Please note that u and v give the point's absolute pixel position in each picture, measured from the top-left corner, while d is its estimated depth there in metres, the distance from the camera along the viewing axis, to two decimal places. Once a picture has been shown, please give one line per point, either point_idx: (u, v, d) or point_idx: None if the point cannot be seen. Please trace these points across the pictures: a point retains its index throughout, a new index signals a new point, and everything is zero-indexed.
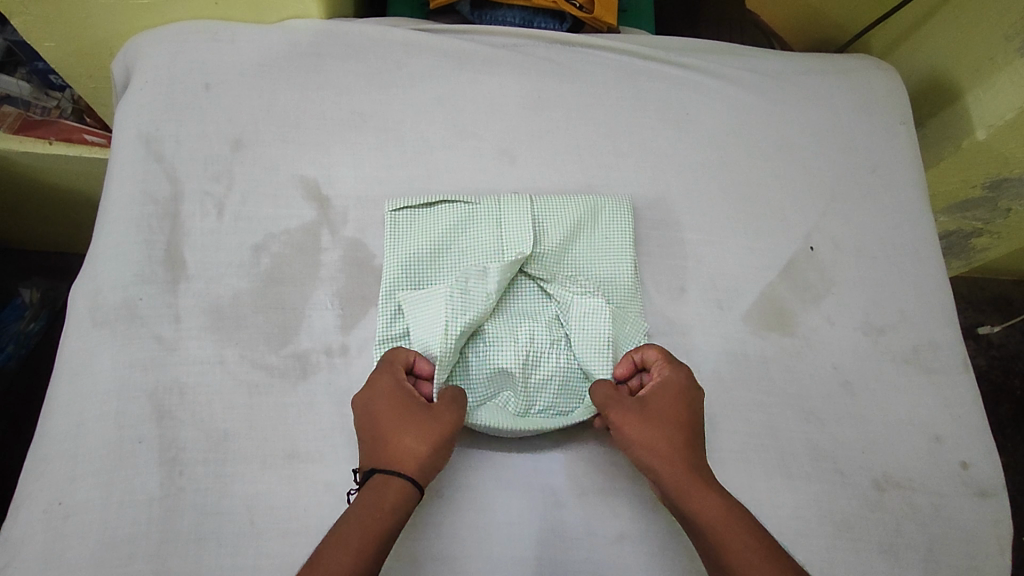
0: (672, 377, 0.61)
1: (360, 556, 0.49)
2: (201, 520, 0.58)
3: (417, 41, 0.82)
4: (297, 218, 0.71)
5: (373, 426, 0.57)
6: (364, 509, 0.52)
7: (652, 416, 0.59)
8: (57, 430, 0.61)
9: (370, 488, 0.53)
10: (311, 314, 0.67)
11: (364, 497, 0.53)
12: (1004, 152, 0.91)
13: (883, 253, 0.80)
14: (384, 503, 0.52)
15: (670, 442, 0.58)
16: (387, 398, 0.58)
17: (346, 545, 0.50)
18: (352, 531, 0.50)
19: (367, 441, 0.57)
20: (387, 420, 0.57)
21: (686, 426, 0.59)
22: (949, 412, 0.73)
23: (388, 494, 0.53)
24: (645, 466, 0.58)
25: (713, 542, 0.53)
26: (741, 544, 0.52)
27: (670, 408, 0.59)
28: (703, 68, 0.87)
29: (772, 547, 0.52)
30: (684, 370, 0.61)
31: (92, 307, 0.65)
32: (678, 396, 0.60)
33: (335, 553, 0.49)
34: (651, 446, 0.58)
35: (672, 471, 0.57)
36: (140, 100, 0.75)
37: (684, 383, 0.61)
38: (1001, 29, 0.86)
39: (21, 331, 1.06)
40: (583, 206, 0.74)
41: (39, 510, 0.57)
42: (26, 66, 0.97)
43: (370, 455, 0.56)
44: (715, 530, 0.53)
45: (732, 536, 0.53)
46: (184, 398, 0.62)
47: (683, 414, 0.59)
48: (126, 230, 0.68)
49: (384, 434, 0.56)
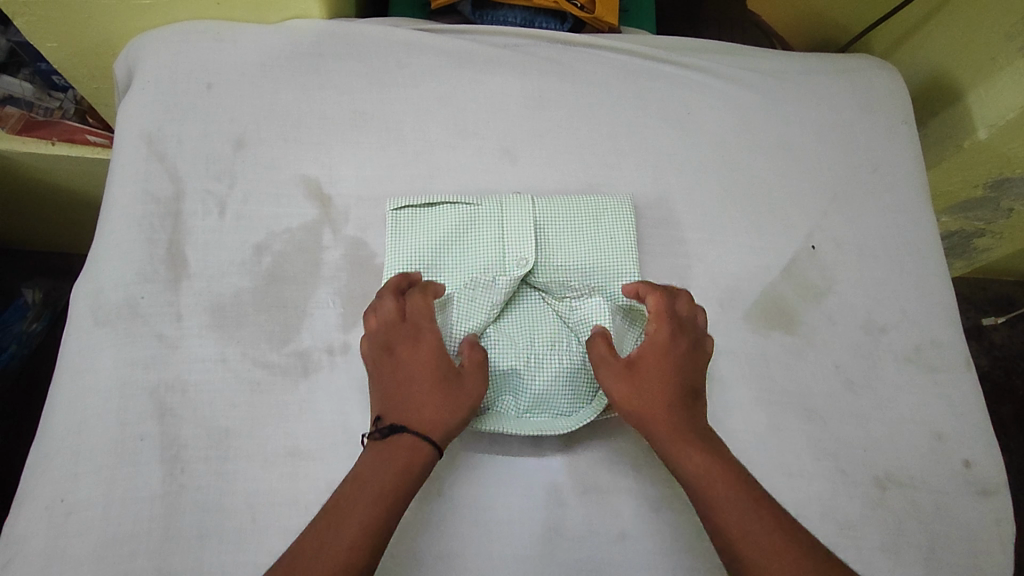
0: (658, 336, 0.61)
1: (380, 516, 0.52)
2: (201, 518, 0.58)
3: (418, 41, 0.82)
4: (299, 216, 0.71)
5: (405, 380, 0.58)
6: (389, 470, 0.53)
7: (640, 375, 0.59)
8: (57, 428, 0.61)
9: (394, 447, 0.54)
10: (313, 313, 0.67)
11: (389, 457, 0.54)
12: (1006, 151, 0.91)
13: (884, 251, 0.80)
14: (408, 468, 0.54)
15: (659, 400, 0.58)
16: (425, 356, 0.59)
17: (368, 505, 0.52)
18: (376, 492, 0.52)
19: (395, 393, 0.58)
20: (422, 379, 0.58)
21: (675, 382, 0.59)
22: (951, 410, 0.73)
23: (414, 458, 0.54)
24: (635, 423, 0.58)
25: (704, 498, 0.54)
26: (726, 496, 0.53)
27: (657, 367, 0.59)
28: (704, 68, 0.87)
29: (759, 502, 0.53)
30: (671, 326, 0.61)
31: (94, 305, 0.65)
32: (665, 353, 0.60)
33: (358, 511, 0.51)
34: (641, 404, 0.58)
35: (662, 427, 0.57)
36: (142, 99, 0.75)
37: (671, 339, 0.61)
38: (1003, 29, 0.87)
39: (23, 331, 1.07)
40: (586, 205, 0.74)
41: (40, 507, 0.57)
42: (29, 67, 0.97)
43: (395, 407, 0.57)
44: (701, 484, 0.54)
45: (717, 489, 0.54)
46: (186, 396, 0.62)
47: (671, 372, 0.59)
48: (128, 228, 0.68)
49: (416, 393, 0.57)
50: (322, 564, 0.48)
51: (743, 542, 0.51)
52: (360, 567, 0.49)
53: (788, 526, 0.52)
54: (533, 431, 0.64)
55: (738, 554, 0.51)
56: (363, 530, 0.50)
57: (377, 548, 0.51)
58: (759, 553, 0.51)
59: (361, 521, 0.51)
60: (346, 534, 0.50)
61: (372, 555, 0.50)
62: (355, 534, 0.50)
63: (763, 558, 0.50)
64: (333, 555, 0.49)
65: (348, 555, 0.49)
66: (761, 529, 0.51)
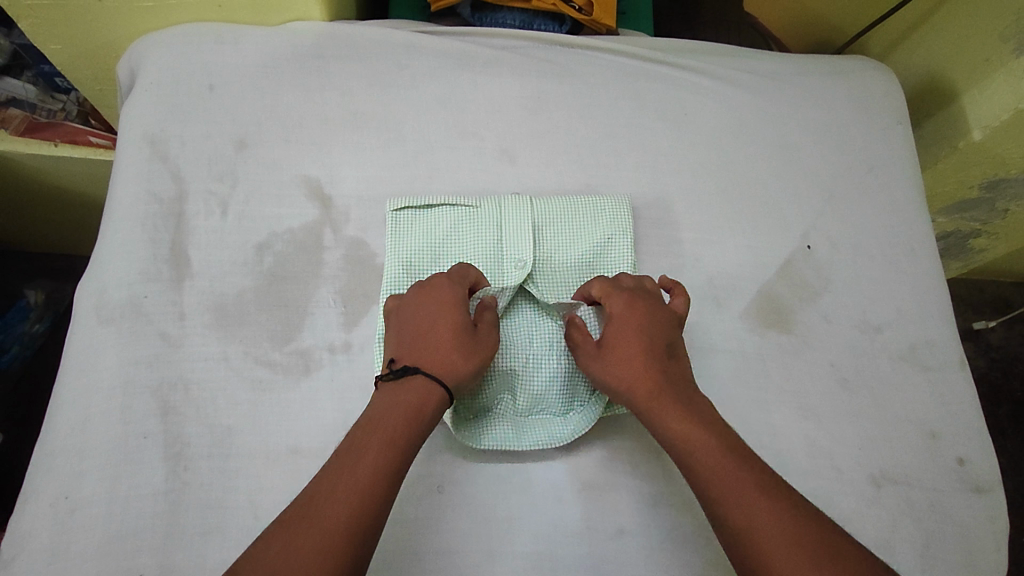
0: (621, 306, 0.62)
1: (393, 461, 0.51)
2: (204, 515, 0.59)
3: (417, 43, 0.83)
4: (300, 216, 0.72)
5: (423, 327, 0.59)
6: (402, 413, 0.54)
7: (609, 351, 0.60)
8: (62, 426, 0.61)
9: (408, 389, 0.55)
10: (314, 312, 0.68)
11: (402, 400, 0.55)
12: (1001, 152, 0.92)
13: (879, 252, 0.81)
14: (421, 412, 0.54)
15: (633, 371, 0.59)
16: (445, 308, 0.61)
17: (381, 450, 0.51)
18: (389, 437, 0.52)
19: (412, 339, 0.59)
20: (439, 328, 0.59)
21: (644, 350, 0.60)
22: (946, 408, 0.74)
23: (427, 401, 0.55)
24: (617, 389, 0.59)
25: (691, 454, 0.54)
26: (709, 456, 0.53)
27: (623, 339, 0.60)
28: (701, 70, 0.88)
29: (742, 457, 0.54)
30: (624, 298, 0.63)
31: (98, 305, 0.66)
32: (628, 324, 0.61)
33: (369, 455, 0.51)
34: (621, 369, 0.59)
35: (643, 389, 0.58)
36: (144, 101, 0.76)
37: (628, 310, 0.62)
38: (997, 31, 0.88)
39: (25, 332, 1.09)
40: (584, 207, 0.75)
41: (46, 504, 0.58)
42: (32, 69, 0.96)
43: (411, 351, 0.58)
44: (684, 448, 0.55)
45: (700, 448, 0.54)
46: (189, 394, 0.63)
47: (639, 340, 0.60)
48: (131, 228, 0.69)
49: (433, 340, 0.59)
50: (335, 506, 0.47)
51: (731, 500, 0.51)
52: (373, 510, 0.48)
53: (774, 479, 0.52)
54: (534, 445, 0.64)
55: (729, 513, 0.51)
56: (376, 474, 0.50)
57: (394, 486, 0.50)
58: (749, 509, 0.50)
59: (375, 464, 0.50)
60: (360, 476, 0.49)
61: (385, 500, 0.49)
62: (369, 477, 0.49)
63: (754, 513, 0.50)
64: (346, 498, 0.48)
65: (362, 498, 0.48)
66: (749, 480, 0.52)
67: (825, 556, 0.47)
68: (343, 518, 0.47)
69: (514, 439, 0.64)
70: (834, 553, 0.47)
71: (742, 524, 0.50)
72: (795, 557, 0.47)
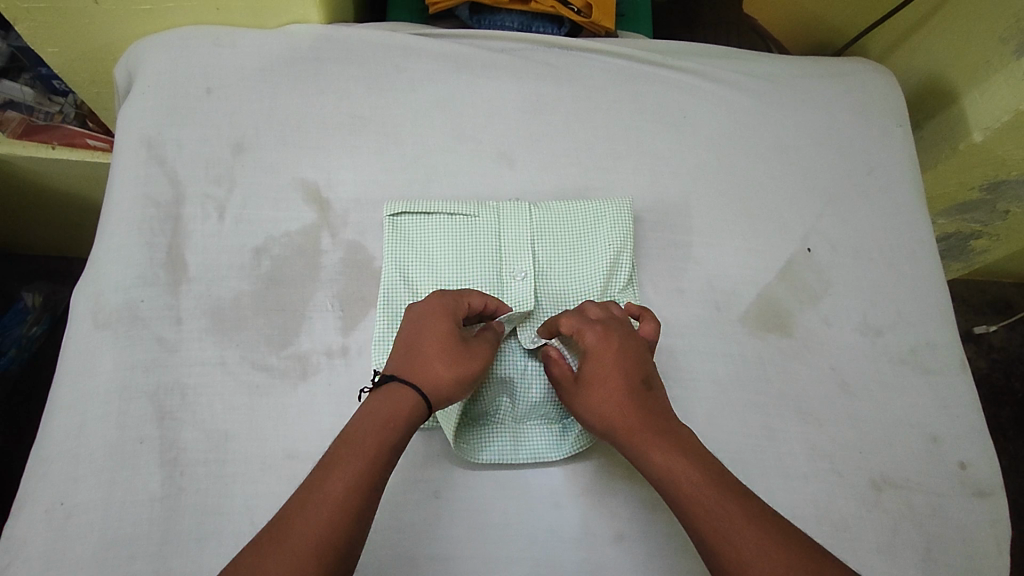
0: (594, 338, 0.60)
1: (369, 474, 0.50)
2: (200, 520, 0.58)
3: (415, 46, 0.83)
4: (298, 220, 0.72)
5: (412, 336, 0.59)
6: (376, 422, 0.53)
7: (589, 388, 0.59)
8: (58, 431, 0.61)
9: (386, 397, 0.55)
10: (312, 316, 0.68)
11: (378, 408, 0.54)
12: (1002, 154, 0.91)
13: (880, 254, 0.81)
14: (395, 421, 0.54)
15: (615, 408, 0.58)
16: (433, 319, 0.60)
17: (356, 463, 0.50)
18: (364, 449, 0.51)
19: (401, 348, 0.59)
20: (426, 338, 0.59)
21: (624, 386, 0.58)
22: (946, 412, 0.73)
23: (401, 410, 0.54)
24: (601, 427, 0.58)
25: (674, 488, 0.53)
26: (694, 489, 0.52)
27: (600, 375, 0.59)
28: (700, 72, 0.88)
29: (726, 484, 0.52)
30: (597, 331, 0.61)
31: (94, 309, 0.66)
32: (604, 359, 0.59)
33: (345, 466, 0.50)
34: (601, 406, 0.58)
35: (624, 423, 0.57)
36: (141, 104, 0.75)
37: (602, 343, 0.60)
38: (998, 32, 0.87)
39: (23, 335, 1.07)
40: (583, 214, 0.74)
41: (41, 510, 0.58)
42: (29, 72, 0.96)
43: (398, 360, 0.59)
44: (673, 485, 0.53)
45: (683, 480, 0.53)
46: (186, 399, 0.62)
47: (617, 374, 0.59)
48: (128, 232, 0.69)
49: (418, 349, 0.58)
50: (309, 523, 0.46)
51: (719, 535, 0.49)
52: (348, 524, 0.47)
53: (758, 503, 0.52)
54: (531, 457, 0.64)
55: (719, 550, 0.49)
56: (351, 487, 0.49)
57: (373, 494, 0.50)
58: (738, 544, 0.49)
59: (352, 474, 0.49)
60: (334, 490, 0.48)
61: (361, 513, 0.48)
62: (343, 491, 0.48)
63: (744, 547, 0.48)
64: (319, 514, 0.47)
65: (336, 513, 0.47)
66: (732, 506, 0.51)
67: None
68: (318, 533, 0.46)
69: (512, 451, 0.64)
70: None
71: (733, 560, 0.48)
72: None
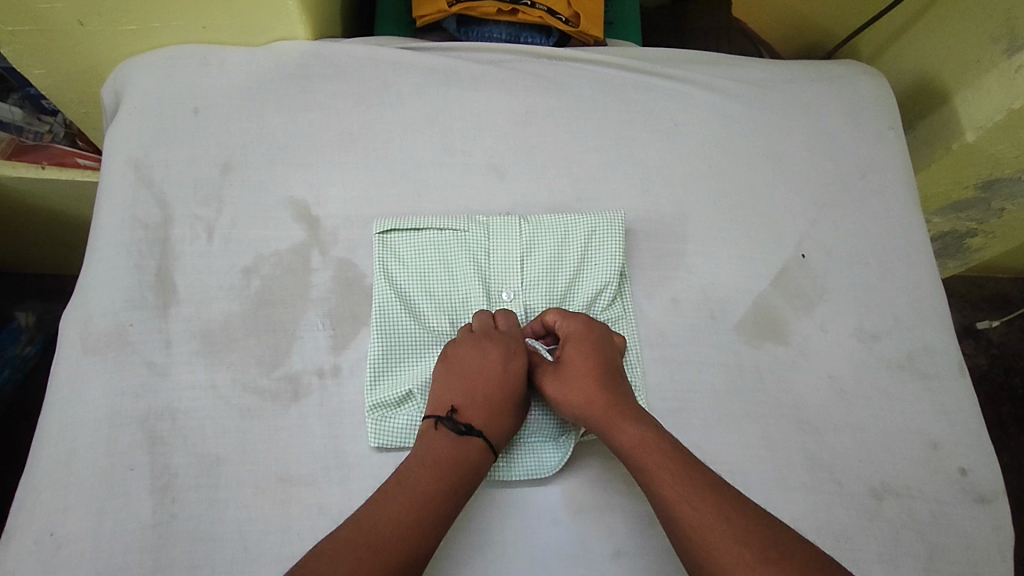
0: (572, 329, 0.64)
1: (439, 498, 0.54)
2: (192, 547, 0.57)
3: (403, 60, 0.82)
4: (286, 239, 0.71)
5: (488, 387, 0.62)
6: (464, 465, 0.57)
7: (564, 373, 0.62)
8: (47, 461, 0.60)
9: (474, 448, 0.58)
10: (303, 336, 0.67)
11: (466, 453, 0.58)
12: (995, 153, 0.91)
13: (875, 259, 0.80)
14: (478, 464, 0.58)
15: (586, 393, 0.60)
16: (516, 370, 0.63)
17: (430, 482, 0.55)
18: (447, 466, 0.56)
19: (473, 388, 0.61)
20: (501, 395, 0.62)
21: (595, 374, 0.61)
22: (945, 417, 0.73)
23: (483, 460, 0.59)
24: (571, 409, 0.61)
25: (638, 464, 0.56)
26: (657, 462, 0.55)
27: (578, 358, 0.62)
28: (690, 80, 0.87)
29: (687, 460, 0.56)
30: (577, 322, 0.65)
31: (83, 334, 0.65)
32: (581, 349, 0.63)
33: (429, 479, 0.55)
34: (573, 392, 0.61)
35: (593, 404, 0.60)
36: (128, 126, 0.75)
37: (581, 335, 0.64)
38: (988, 33, 0.88)
39: (17, 355, 1.06)
40: (574, 227, 0.73)
41: (30, 542, 0.57)
42: (18, 92, 0.97)
43: (476, 409, 0.61)
44: (635, 460, 0.56)
45: (650, 453, 0.56)
46: (176, 424, 0.62)
47: (595, 358, 0.62)
48: (117, 255, 0.68)
49: (495, 408, 0.61)
50: (388, 523, 0.52)
51: (684, 507, 0.52)
52: (421, 534, 0.52)
53: (718, 478, 0.55)
54: (524, 474, 0.63)
55: (681, 521, 0.52)
56: (427, 501, 0.54)
57: (447, 510, 0.54)
58: (701, 515, 0.52)
59: (432, 487, 0.55)
60: (414, 499, 0.54)
61: (431, 532, 0.53)
62: (424, 502, 0.54)
63: (707, 518, 0.51)
64: (397, 525, 0.52)
65: (411, 529, 0.52)
66: (694, 479, 0.54)
67: (771, 553, 0.49)
68: (392, 538, 0.51)
69: (508, 471, 0.63)
70: (779, 550, 0.50)
71: (692, 528, 0.51)
72: (739, 550, 0.50)
